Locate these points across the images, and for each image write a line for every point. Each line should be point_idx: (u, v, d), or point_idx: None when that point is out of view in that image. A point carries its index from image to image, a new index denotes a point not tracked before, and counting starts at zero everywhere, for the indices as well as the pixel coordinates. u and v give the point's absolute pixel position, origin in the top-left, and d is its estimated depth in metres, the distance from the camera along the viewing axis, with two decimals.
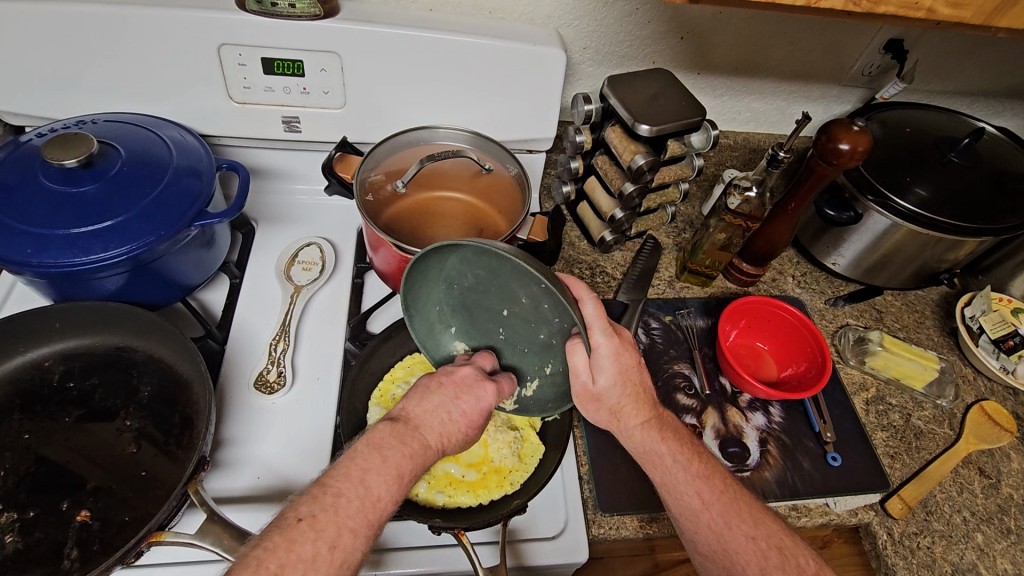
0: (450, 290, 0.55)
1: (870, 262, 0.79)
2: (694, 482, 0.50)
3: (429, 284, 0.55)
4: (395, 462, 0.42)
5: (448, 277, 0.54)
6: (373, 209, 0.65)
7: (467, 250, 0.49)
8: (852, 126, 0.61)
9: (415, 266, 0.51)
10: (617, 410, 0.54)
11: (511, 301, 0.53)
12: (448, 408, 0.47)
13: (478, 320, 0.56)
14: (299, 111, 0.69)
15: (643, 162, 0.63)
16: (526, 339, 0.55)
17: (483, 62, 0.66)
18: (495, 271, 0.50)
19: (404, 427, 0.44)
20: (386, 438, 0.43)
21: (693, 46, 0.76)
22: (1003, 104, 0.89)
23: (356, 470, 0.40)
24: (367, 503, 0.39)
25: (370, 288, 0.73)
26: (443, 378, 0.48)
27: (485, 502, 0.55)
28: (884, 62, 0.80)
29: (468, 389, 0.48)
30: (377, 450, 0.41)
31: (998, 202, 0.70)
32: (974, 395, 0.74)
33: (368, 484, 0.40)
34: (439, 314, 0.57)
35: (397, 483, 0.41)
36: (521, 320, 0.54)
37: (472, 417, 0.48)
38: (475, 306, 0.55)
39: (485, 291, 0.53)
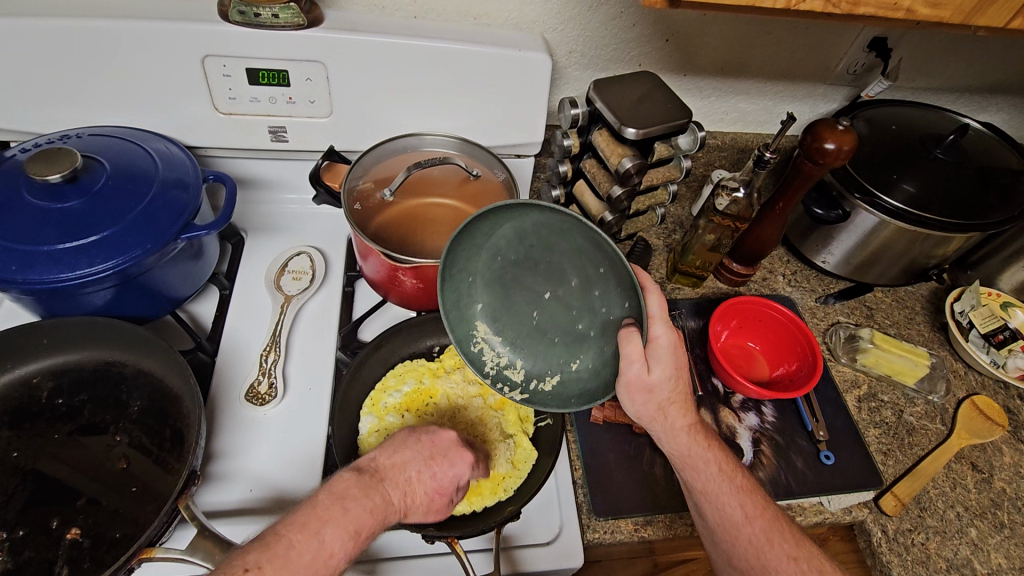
0: (491, 262, 0.56)
1: (859, 260, 0.79)
2: (737, 494, 0.51)
3: (473, 251, 0.55)
4: (352, 519, 0.42)
5: (495, 250, 0.55)
6: (360, 218, 0.65)
7: (532, 217, 0.52)
8: (837, 126, 0.61)
9: (472, 223, 0.52)
10: (669, 408, 0.52)
11: (558, 280, 0.55)
12: (420, 469, 0.48)
13: (511, 300, 0.57)
14: (285, 121, 0.69)
15: (630, 165, 0.63)
16: (560, 326, 0.56)
17: (469, 68, 0.66)
18: (554, 246, 0.53)
19: (369, 481, 0.45)
20: (350, 490, 0.44)
21: (678, 48, 0.76)
22: (987, 99, 0.89)
23: (314, 521, 0.41)
24: (319, 557, 0.40)
25: (361, 296, 0.73)
26: (423, 436, 0.51)
27: (479, 509, 0.55)
28: (870, 60, 0.81)
29: (444, 455, 0.50)
30: (338, 502, 0.42)
31: (983, 197, 0.71)
32: (965, 390, 0.74)
33: (322, 538, 0.40)
34: (469, 286, 0.56)
35: (351, 539, 0.42)
36: (562, 305, 0.55)
37: (442, 483, 0.49)
38: (513, 284, 0.56)
39: (532, 267, 0.55)
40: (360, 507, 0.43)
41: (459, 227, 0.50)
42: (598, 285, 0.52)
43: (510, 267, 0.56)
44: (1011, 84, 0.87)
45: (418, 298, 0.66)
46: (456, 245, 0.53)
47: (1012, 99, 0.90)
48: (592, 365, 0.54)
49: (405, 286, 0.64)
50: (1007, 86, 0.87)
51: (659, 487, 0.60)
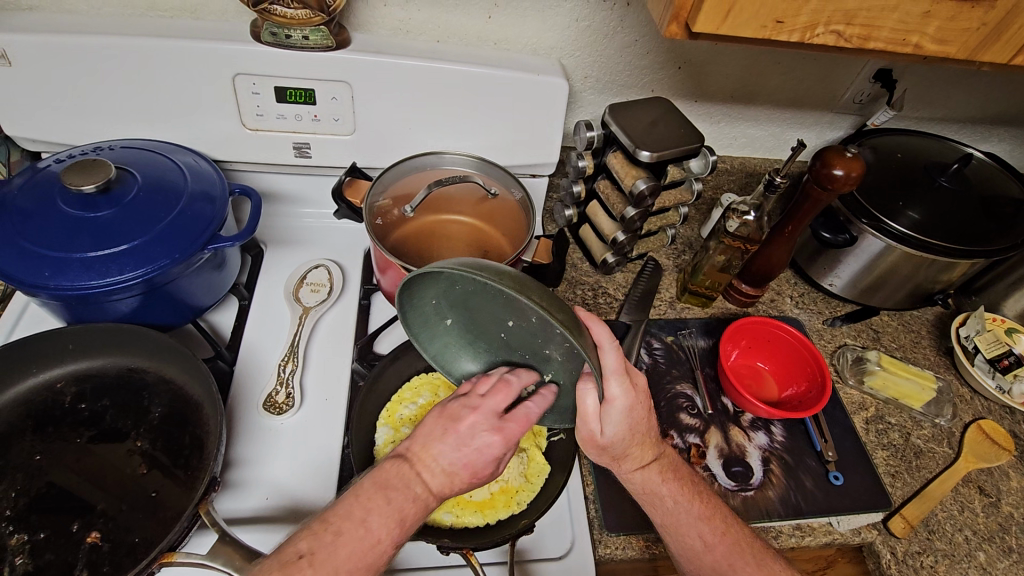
0: (447, 291, 0.50)
1: (865, 283, 0.81)
2: (697, 524, 0.52)
3: (425, 284, 0.49)
4: (396, 508, 0.42)
5: (446, 281, 0.48)
6: (381, 233, 0.67)
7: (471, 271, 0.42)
8: (845, 153, 0.63)
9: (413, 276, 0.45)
10: (620, 457, 0.53)
11: (516, 313, 0.49)
12: (450, 457, 0.44)
13: (476, 318, 0.52)
14: (309, 138, 0.71)
15: (645, 187, 0.66)
16: (528, 345, 0.52)
17: (488, 91, 0.69)
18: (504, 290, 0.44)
19: (407, 471, 0.44)
20: (392, 481, 0.43)
21: (689, 76, 0.79)
22: (989, 130, 0.92)
23: (359, 510, 0.41)
24: (364, 546, 0.40)
25: (377, 309, 0.74)
26: (457, 415, 0.46)
27: (492, 522, 0.56)
28: (875, 90, 0.83)
29: (473, 438, 0.45)
30: (382, 491, 0.43)
31: (986, 224, 0.73)
32: (971, 415, 0.75)
33: (368, 526, 0.41)
34: (432, 308, 0.53)
35: (397, 526, 0.42)
36: (526, 331, 0.50)
37: (476, 467, 0.45)
38: (474, 307, 0.51)
39: (488, 297, 0.49)
40: (403, 497, 0.43)
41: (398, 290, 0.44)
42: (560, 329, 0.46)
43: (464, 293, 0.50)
44: (1012, 117, 0.90)
45: None
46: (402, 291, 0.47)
47: (1013, 130, 0.92)
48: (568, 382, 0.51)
49: None
50: (1009, 118, 0.90)
51: None
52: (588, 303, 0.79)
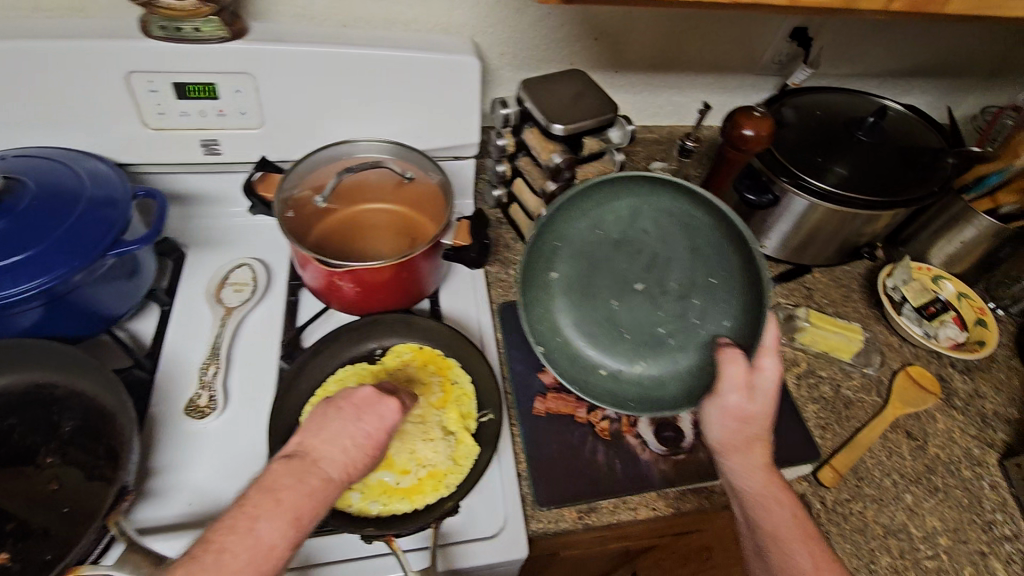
0: (592, 233, 0.63)
1: (794, 242, 0.82)
2: (805, 540, 0.49)
3: (592, 205, 0.62)
4: (290, 505, 0.39)
5: (614, 223, 0.62)
6: (299, 229, 0.66)
7: (655, 203, 0.61)
8: (754, 112, 0.63)
9: (586, 188, 0.60)
10: (739, 447, 0.52)
11: (654, 275, 0.63)
12: (352, 430, 0.45)
13: (592, 283, 0.65)
14: (217, 134, 0.69)
15: (559, 160, 0.66)
16: (637, 325, 0.64)
17: (396, 74, 0.67)
18: (661, 228, 0.61)
19: (302, 465, 0.42)
20: (280, 481, 0.40)
21: (607, 46, 0.78)
22: (910, 83, 0.93)
23: (244, 520, 0.38)
24: (259, 554, 0.37)
25: (305, 305, 0.73)
26: (339, 403, 0.47)
27: (420, 507, 0.55)
28: (792, 50, 0.83)
29: (371, 408, 0.47)
30: (270, 494, 0.39)
31: (901, 175, 0.75)
32: (900, 362, 0.77)
33: (257, 535, 0.38)
34: (552, 254, 0.64)
35: (292, 527, 0.39)
36: (647, 305, 0.63)
37: (379, 436, 0.46)
38: (601, 265, 0.64)
39: (643, 250, 0.62)
40: (299, 493, 0.40)
41: (575, 190, 0.59)
42: (711, 280, 0.59)
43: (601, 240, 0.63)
44: (930, 68, 0.91)
45: (359, 303, 0.67)
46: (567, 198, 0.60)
47: (933, 81, 0.94)
48: (696, 349, 0.61)
49: (345, 292, 0.65)
50: (928, 69, 0.91)
51: (600, 473, 0.61)
52: None
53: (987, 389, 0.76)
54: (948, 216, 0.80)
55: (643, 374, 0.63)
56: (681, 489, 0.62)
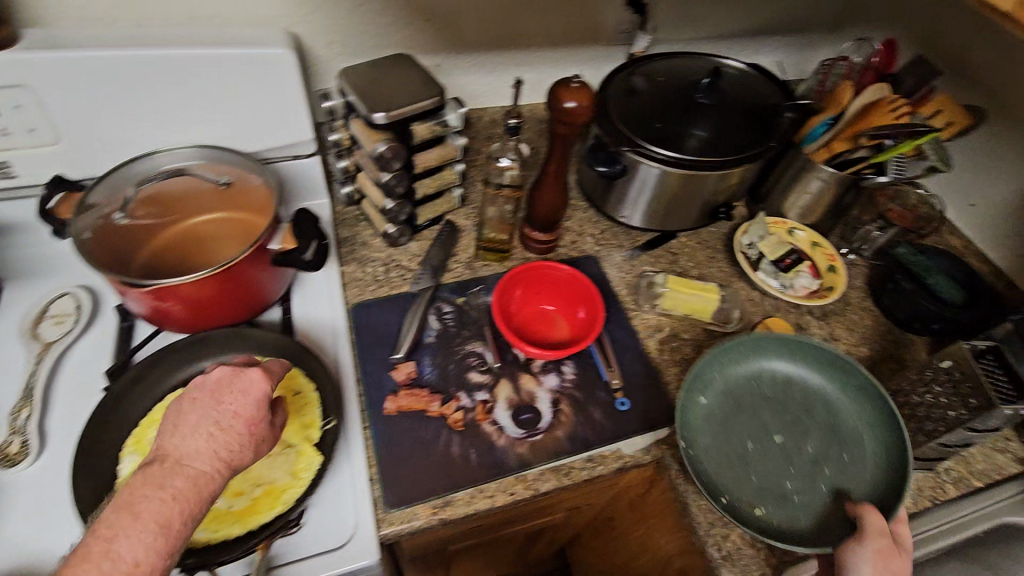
0: (740, 382, 0.66)
1: (654, 210, 0.82)
2: None
3: (725, 352, 0.66)
4: (151, 514, 0.38)
5: (759, 356, 0.67)
6: (116, 254, 0.61)
7: (778, 360, 0.67)
8: (572, 83, 0.63)
9: (755, 339, 0.66)
10: None
11: (789, 434, 0.63)
12: (212, 416, 0.44)
13: (730, 428, 0.63)
14: (7, 154, 0.63)
15: (384, 149, 0.63)
16: (772, 489, 0.60)
17: (200, 74, 0.63)
18: (790, 391, 0.66)
19: (161, 470, 0.40)
20: (138, 492, 0.39)
21: (441, 27, 0.76)
22: (759, 43, 0.95)
23: (98, 544, 0.36)
24: (126, 572, 0.36)
25: (141, 328, 0.68)
26: (194, 393, 0.45)
27: (254, 528, 0.52)
28: (632, 18, 0.84)
29: (228, 388, 0.46)
30: (127, 509, 0.38)
31: (742, 134, 0.76)
32: (761, 315, 0.79)
33: (117, 554, 0.36)
34: (708, 380, 0.65)
35: (160, 535, 0.38)
36: (779, 464, 0.61)
37: (245, 413, 0.45)
38: (736, 421, 0.63)
39: (776, 411, 0.65)
40: (161, 501, 0.39)
41: (748, 339, 0.66)
42: (847, 458, 0.61)
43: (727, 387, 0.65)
44: (774, 26, 0.93)
45: (196, 323, 0.62)
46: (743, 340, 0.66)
47: (780, 39, 0.96)
48: (823, 510, 0.58)
49: (176, 314, 0.61)
50: (772, 28, 0.93)
51: (455, 465, 0.60)
52: (379, 279, 0.75)
53: (841, 332, 0.79)
54: (795, 169, 0.82)
55: (769, 520, 0.58)
56: (539, 471, 0.61)
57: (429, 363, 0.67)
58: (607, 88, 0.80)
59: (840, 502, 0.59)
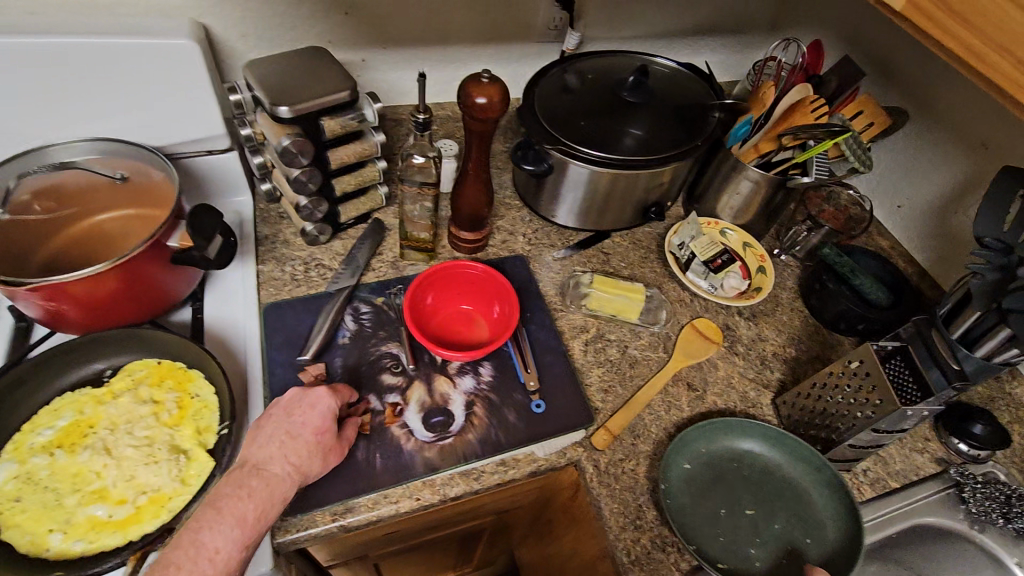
0: (718, 455, 0.65)
1: (584, 209, 0.82)
2: None
3: (706, 433, 0.65)
4: (232, 511, 0.47)
5: (737, 435, 0.65)
6: (14, 256, 0.60)
7: (756, 451, 0.65)
8: (483, 79, 0.61)
9: (731, 420, 0.66)
10: None
11: (760, 506, 0.62)
12: (287, 427, 0.54)
13: (707, 493, 0.62)
14: None
15: (288, 143, 0.61)
16: (737, 552, 0.59)
17: (97, 63, 0.60)
18: (765, 471, 0.64)
19: (241, 473, 0.50)
20: (223, 491, 0.48)
21: (362, 21, 0.74)
22: (696, 43, 0.95)
23: (187, 535, 0.44)
24: (205, 556, 0.44)
25: (37, 328, 0.65)
26: (270, 413, 0.55)
27: (134, 538, 0.50)
28: (563, 15, 0.83)
29: (300, 405, 0.56)
30: (212, 506, 0.47)
31: (669, 132, 0.76)
32: (689, 316, 0.79)
33: (201, 542, 0.44)
34: (689, 450, 0.64)
35: (239, 527, 0.46)
36: (747, 531, 0.60)
37: (313, 426, 0.55)
38: (715, 492, 0.62)
39: (751, 486, 0.63)
40: (238, 498, 0.47)
41: (723, 419, 0.65)
42: (810, 541, 0.60)
43: (706, 462, 0.64)
44: (710, 26, 0.93)
45: (90, 324, 0.60)
46: (722, 420, 0.65)
47: (717, 39, 0.96)
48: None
49: (70, 316, 0.58)
50: (708, 27, 0.93)
51: (359, 470, 0.58)
52: (298, 278, 0.73)
53: (769, 332, 0.79)
54: (725, 169, 0.82)
55: None
56: (447, 475, 0.59)
57: (340, 364, 0.65)
58: (534, 84, 0.79)
59: (794, 573, 0.58)
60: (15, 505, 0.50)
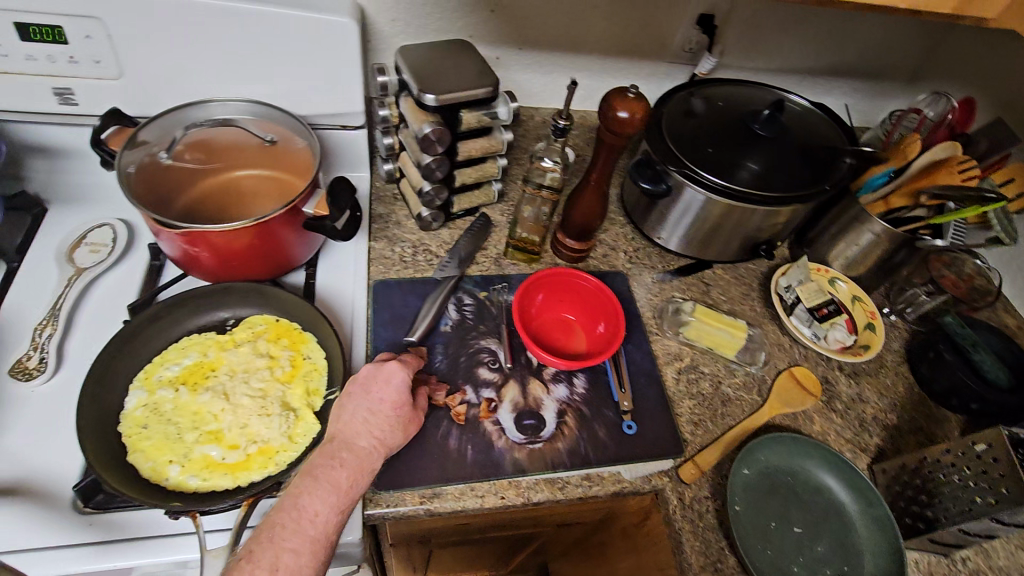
0: (777, 469, 0.65)
1: (692, 236, 0.80)
2: None
3: (770, 445, 0.65)
4: (327, 479, 0.48)
5: (798, 455, 0.66)
6: (159, 195, 0.63)
7: (813, 474, 0.65)
8: (627, 93, 0.61)
9: (796, 440, 0.66)
10: None
11: (807, 527, 0.62)
12: (366, 403, 0.54)
13: (762, 504, 0.62)
14: (71, 82, 0.63)
15: (429, 130, 0.62)
16: (782, 566, 0.59)
17: (264, 30, 0.63)
18: (817, 495, 0.64)
19: (332, 445, 0.51)
20: (316, 461, 0.49)
21: (507, 20, 0.75)
22: (828, 83, 0.92)
23: (288, 499, 0.46)
24: (305, 522, 0.46)
25: (169, 269, 0.69)
26: (349, 386, 0.55)
27: (243, 484, 0.52)
28: (702, 38, 0.82)
29: (375, 380, 0.56)
30: (307, 474, 0.48)
31: (798, 171, 0.73)
32: (787, 362, 0.76)
33: (302, 506, 0.46)
34: (752, 459, 0.64)
35: (335, 493, 0.48)
36: (792, 548, 0.60)
37: (391, 401, 0.55)
38: (770, 505, 0.62)
39: (803, 506, 0.63)
40: (332, 466, 0.49)
41: (788, 437, 0.66)
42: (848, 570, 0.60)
43: (765, 473, 0.64)
44: (848, 68, 0.90)
45: (219, 272, 0.62)
46: (789, 438, 0.66)
47: (852, 82, 0.92)
48: None
49: (204, 261, 0.61)
50: (845, 69, 0.90)
51: (450, 458, 0.59)
52: (406, 260, 0.75)
53: (870, 393, 0.75)
54: (846, 218, 0.78)
55: None
56: (533, 479, 0.59)
57: (440, 351, 0.66)
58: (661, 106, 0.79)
59: None
60: (141, 432, 0.53)
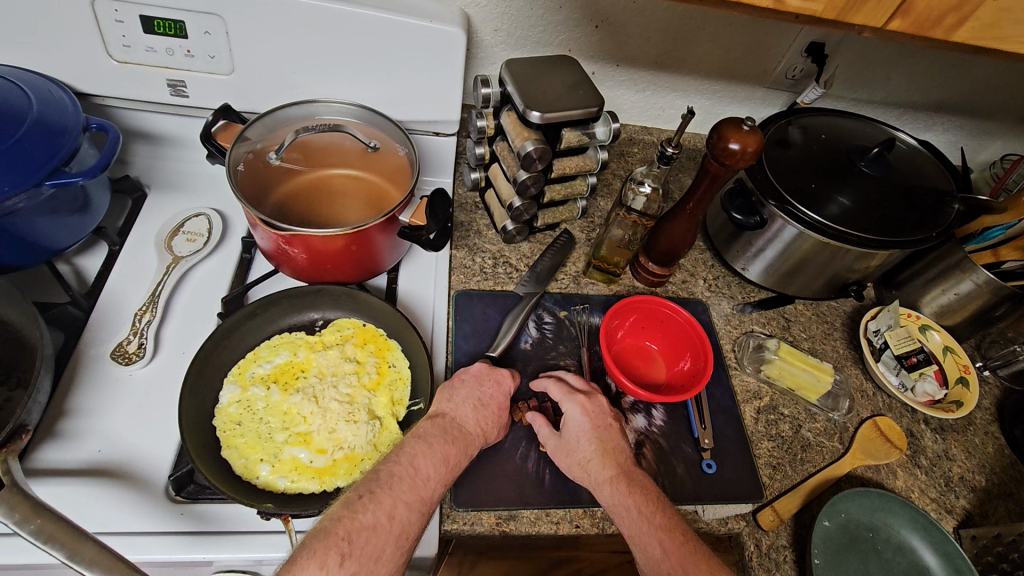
0: (858, 523, 0.61)
1: (780, 272, 0.77)
2: None
3: (854, 497, 0.62)
4: (439, 448, 0.51)
5: (882, 511, 0.62)
6: (257, 189, 0.62)
7: (895, 534, 0.62)
8: (743, 125, 0.58)
9: (881, 496, 0.62)
10: None
11: None
12: (478, 393, 0.57)
13: (842, 558, 0.59)
14: (183, 75, 0.65)
15: (532, 149, 0.61)
16: None
17: (376, 37, 0.63)
18: (899, 557, 0.61)
19: (443, 421, 0.53)
20: (430, 429, 0.52)
21: (609, 36, 0.74)
22: (931, 119, 0.88)
23: (406, 457, 0.49)
24: (417, 480, 0.48)
25: (259, 263, 0.70)
26: (463, 375, 0.58)
27: (329, 489, 0.52)
28: (807, 66, 0.79)
29: (489, 377, 0.59)
30: (423, 439, 0.51)
31: (907, 215, 0.69)
32: (870, 411, 0.73)
33: (416, 466, 0.49)
34: (835, 511, 0.61)
35: (443, 463, 0.50)
36: None
37: (499, 399, 0.58)
38: (850, 562, 0.59)
39: (882, 565, 0.60)
40: (441, 437, 0.52)
41: (871, 491, 0.62)
42: None
43: (845, 526, 0.60)
44: (956, 105, 0.86)
45: (309, 271, 0.62)
46: (872, 493, 0.62)
47: (957, 120, 0.88)
48: None
49: (297, 259, 0.61)
50: (952, 106, 0.86)
51: (527, 482, 0.58)
52: (486, 272, 0.74)
53: (958, 452, 0.72)
54: (945, 265, 0.75)
55: None
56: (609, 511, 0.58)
57: (520, 369, 0.66)
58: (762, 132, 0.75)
59: None
60: (235, 428, 0.55)
